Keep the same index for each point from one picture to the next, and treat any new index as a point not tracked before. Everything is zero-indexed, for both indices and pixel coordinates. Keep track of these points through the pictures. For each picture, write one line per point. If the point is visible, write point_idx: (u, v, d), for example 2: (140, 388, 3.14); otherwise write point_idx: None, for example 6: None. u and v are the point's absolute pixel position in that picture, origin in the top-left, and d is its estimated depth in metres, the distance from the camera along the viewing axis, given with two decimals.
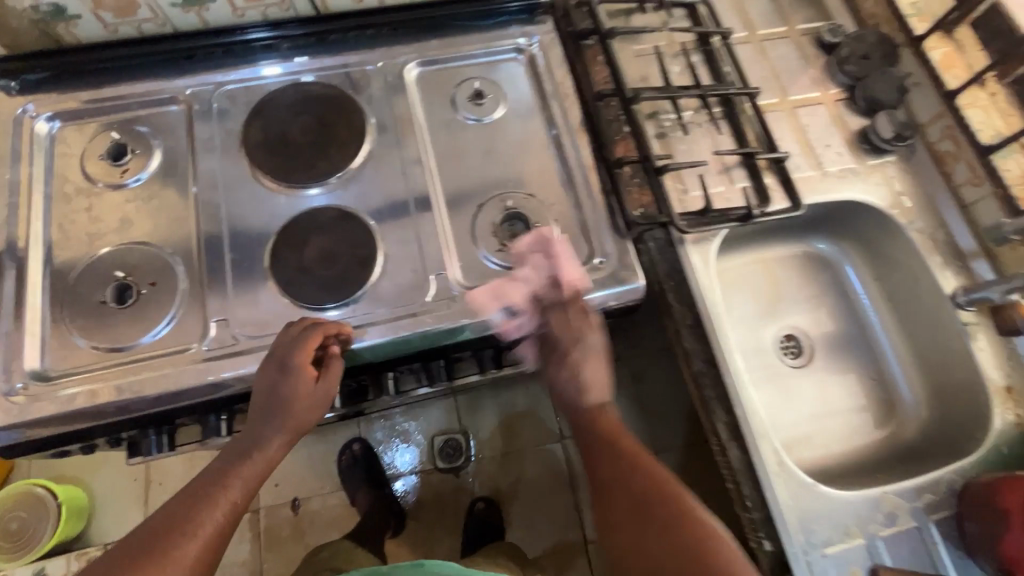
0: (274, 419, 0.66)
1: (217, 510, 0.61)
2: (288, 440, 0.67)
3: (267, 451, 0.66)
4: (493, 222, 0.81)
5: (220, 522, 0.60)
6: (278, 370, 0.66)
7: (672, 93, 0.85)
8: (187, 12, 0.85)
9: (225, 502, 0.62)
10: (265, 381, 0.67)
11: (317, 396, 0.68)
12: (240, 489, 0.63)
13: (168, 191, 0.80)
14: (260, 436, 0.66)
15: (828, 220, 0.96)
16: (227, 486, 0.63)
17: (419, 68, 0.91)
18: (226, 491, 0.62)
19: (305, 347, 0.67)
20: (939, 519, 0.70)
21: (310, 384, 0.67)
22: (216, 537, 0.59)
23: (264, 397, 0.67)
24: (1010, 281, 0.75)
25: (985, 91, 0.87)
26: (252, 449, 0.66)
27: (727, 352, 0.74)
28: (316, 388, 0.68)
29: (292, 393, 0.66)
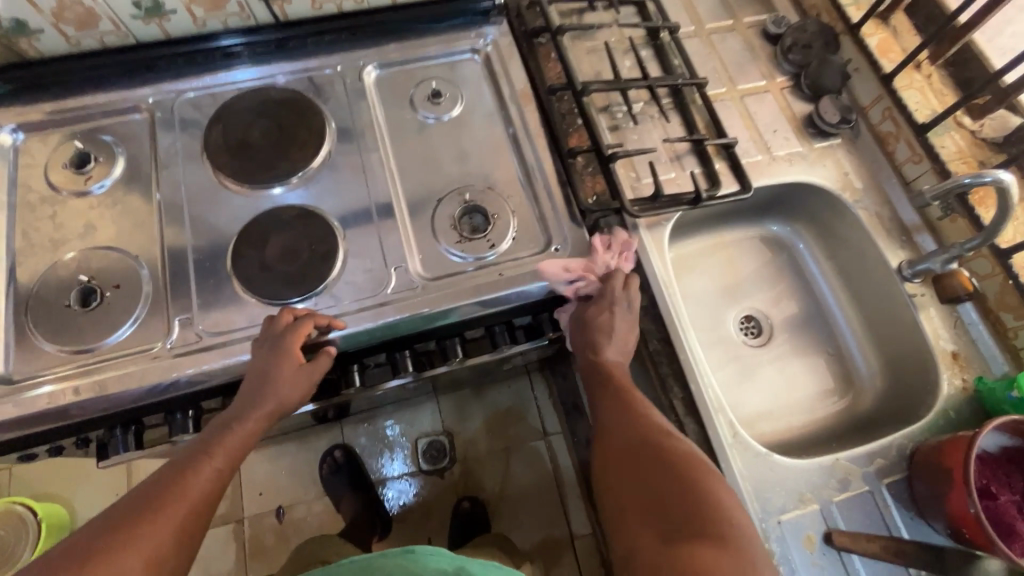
0: (259, 398, 0.69)
1: (200, 476, 0.64)
2: (269, 417, 0.70)
3: (246, 423, 0.69)
4: (452, 215, 0.83)
5: (204, 487, 0.64)
6: (267, 356, 0.70)
7: (621, 86, 0.88)
8: (148, 23, 0.86)
9: (207, 469, 0.65)
10: (257, 365, 0.70)
11: (301, 378, 0.70)
12: (223, 457, 0.66)
13: (131, 196, 0.82)
14: (243, 410, 0.69)
15: (780, 203, 0.99)
16: (209, 456, 0.66)
17: (378, 71, 0.94)
18: (208, 460, 0.65)
19: (293, 334, 0.70)
20: (890, 482, 0.73)
21: (296, 366, 0.70)
22: (199, 500, 0.63)
23: (252, 379, 0.70)
24: (948, 251, 0.80)
25: (921, 72, 0.92)
26: (232, 420, 0.69)
27: (681, 331, 0.77)
28: (300, 370, 0.70)
29: (275, 374, 0.69)
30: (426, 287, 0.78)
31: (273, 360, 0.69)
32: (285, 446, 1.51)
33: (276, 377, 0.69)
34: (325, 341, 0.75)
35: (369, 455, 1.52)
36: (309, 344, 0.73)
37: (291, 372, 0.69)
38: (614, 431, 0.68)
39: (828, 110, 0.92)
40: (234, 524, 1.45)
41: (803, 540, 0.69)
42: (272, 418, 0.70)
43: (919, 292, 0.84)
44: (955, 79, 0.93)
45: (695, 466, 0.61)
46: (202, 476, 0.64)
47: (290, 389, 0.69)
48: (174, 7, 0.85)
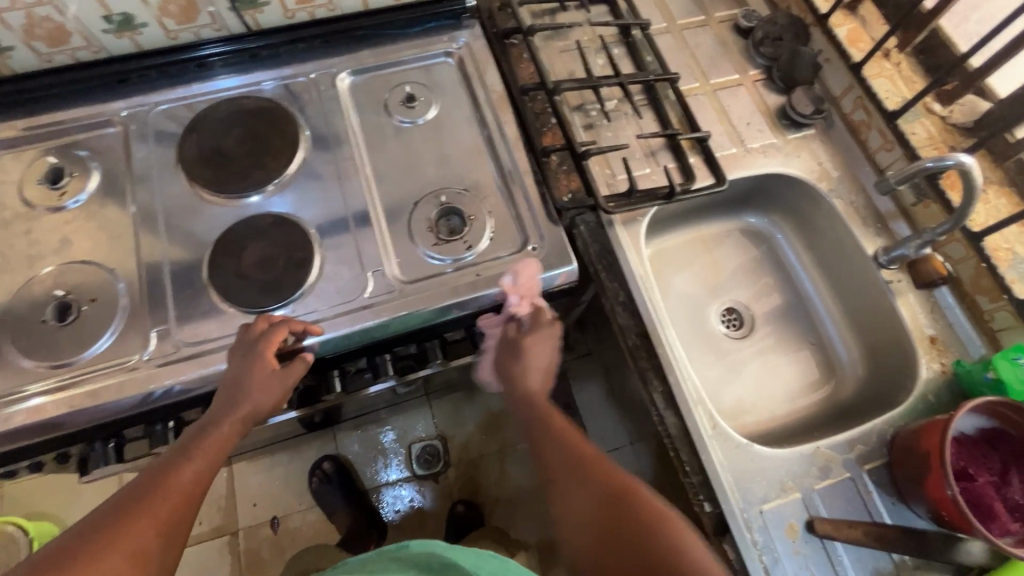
0: (232, 402, 0.69)
1: (180, 478, 0.65)
2: (245, 421, 0.70)
3: (222, 427, 0.69)
4: (429, 218, 0.83)
5: (186, 488, 0.65)
6: (240, 363, 0.70)
7: (593, 84, 0.89)
8: (120, 37, 0.86)
9: (186, 471, 0.66)
10: (230, 372, 0.70)
11: (274, 382, 0.70)
12: (202, 460, 0.67)
13: (107, 210, 0.82)
14: (221, 415, 0.69)
15: (756, 195, 1.00)
16: (187, 459, 0.67)
17: (352, 78, 0.94)
18: (187, 463, 0.66)
19: (266, 340, 0.70)
20: (871, 469, 0.73)
21: (268, 371, 0.69)
22: (182, 501, 0.64)
23: (226, 387, 0.70)
24: (921, 236, 0.80)
25: (889, 61, 0.93)
26: (209, 424, 0.69)
27: (658, 324, 0.78)
28: (273, 374, 0.70)
29: (249, 379, 0.69)
30: (403, 291, 0.78)
31: (246, 367, 0.69)
32: (277, 456, 1.50)
33: (250, 382, 0.69)
34: (301, 348, 0.75)
35: (362, 462, 1.50)
36: (285, 348, 0.74)
37: (263, 379, 0.69)
38: (573, 481, 0.68)
39: (801, 101, 0.93)
40: (228, 536, 1.44)
41: (785, 528, 0.69)
42: (248, 422, 0.70)
43: (896, 279, 0.84)
44: (924, 66, 0.94)
45: (655, 512, 0.62)
46: (182, 478, 0.65)
47: (264, 393, 0.69)
48: (145, 20, 0.85)
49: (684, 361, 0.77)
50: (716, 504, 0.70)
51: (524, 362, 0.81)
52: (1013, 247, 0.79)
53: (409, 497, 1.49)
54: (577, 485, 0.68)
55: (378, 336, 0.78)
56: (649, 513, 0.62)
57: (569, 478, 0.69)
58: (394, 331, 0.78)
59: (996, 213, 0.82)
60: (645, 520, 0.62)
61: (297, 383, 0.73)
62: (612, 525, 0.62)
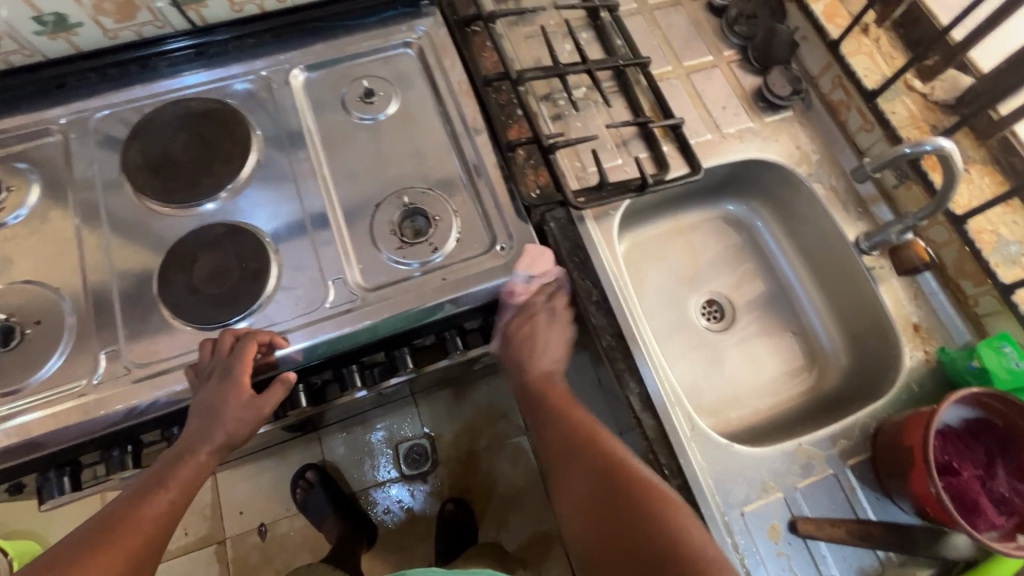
0: (205, 428, 0.66)
1: (152, 508, 0.62)
2: (220, 449, 0.68)
3: (199, 456, 0.66)
4: (391, 220, 0.79)
5: (161, 518, 0.62)
6: (212, 389, 0.66)
7: (559, 72, 0.84)
8: (54, 38, 0.80)
9: (158, 502, 0.63)
10: (201, 399, 0.66)
11: (249, 412, 0.67)
12: (177, 489, 0.64)
13: (50, 225, 0.78)
14: (197, 442, 0.66)
15: (733, 182, 0.96)
16: (162, 488, 0.64)
17: (306, 73, 0.89)
18: (160, 493, 0.63)
19: (242, 363, 0.67)
20: (855, 464, 0.71)
21: (244, 400, 0.67)
22: (157, 530, 0.62)
23: (198, 415, 0.66)
24: (903, 221, 0.77)
25: (868, 37, 0.90)
26: (184, 452, 0.66)
27: (632, 322, 0.76)
28: (250, 402, 0.68)
29: (223, 405, 0.66)
30: (366, 300, 0.75)
31: (220, 394, 0.66)
32: (260, 463, 1.47)
33: (224, 412, 0.66)
34: (264, 364, 0.71)
35: (349, 465, 1.48)
36: (256, 364, 0.70)
37: (237, 405, 0.66)
38: (575, 461, 0.67)
39: (778, 83, 0.89)
40: (215, 545, 1.41)
41: (768, 530, 0.67)
42: (223, 449, 0.68)
43: (879, 265, 0.81)
44: (905, 40, 0.90)
45: (661, 501, 0.60)
46: (154, 509, 0.62)
47: (241, 422, 0.67)
48: (81, 20, 0.79)
49: (660, 360, 0.75)
50: (696, 508, 0.67)
51: (521, 353, 0.77)
52: (997, 228, 0.77)
53: (399, 498, 1.47)
54: (580, 467, 0.66)
55: (353, 345, 0.75)
56: (654, 503, 0.60)
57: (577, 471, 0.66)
58: (360, 342, 0.75)
59: (979, 193, 0.79)
60: (650, 509, 0.59)
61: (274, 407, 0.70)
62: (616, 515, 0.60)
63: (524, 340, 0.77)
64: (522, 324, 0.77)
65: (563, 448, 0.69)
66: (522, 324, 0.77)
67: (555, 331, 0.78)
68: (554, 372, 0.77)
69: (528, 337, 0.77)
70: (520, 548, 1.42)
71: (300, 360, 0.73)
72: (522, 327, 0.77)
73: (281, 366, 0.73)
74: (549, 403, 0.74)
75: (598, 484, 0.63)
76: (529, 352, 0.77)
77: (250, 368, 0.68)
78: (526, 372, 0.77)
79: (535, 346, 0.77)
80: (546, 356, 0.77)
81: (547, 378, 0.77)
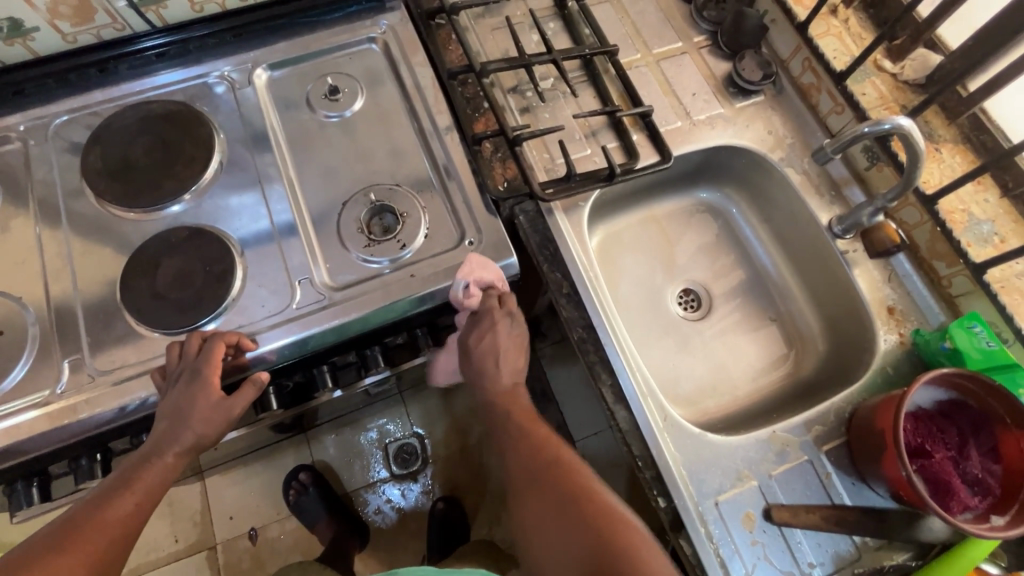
0: (172, 432, 0.64)
1: (117, 511, 0.60)
2: (190, 450, 0.65)
3: (167, 457, 0.64)
4: (358, 218, 0.78)
5: (126, 521, 0.60)
6: (180, 392, 0.64)
7: (524, 62, 0.83)
8: (11, 44, 0.79)
9: (124, 504, 0.60)
10: (170, 403, 0.64)
11: (218, 414, 0.65)
12: (143, 491, 0.62)
13: (12, 233, 0.77)
14: (165, 443, 0.64)
15: (706, 169, 0.95)
16: (128, 490, 0.61)
17: (270, 72, 0.88)
18: (126, 495, 0.61)
19: (210, 365, 0.65)
20: (830, 449, 0.71)
21: (213, 401, 0.65)
22: (122, 533, 0.59)
23: (164, 418, 0.64)
24: (873, 203, 0.77)
25: (837, 18, 0.89)
26: (151, 454, 0.64)
27: (603, 313, 0.76)
28: (219, 404, 0.66)
29: (190, 409, 0.64)
30: (333, 299, 0.74)
31: (189, 397, 0.63)
32: (248, 468, 1.45)
33: (190, 414, 0.64)
34: (235, 365, 0.70)
35: (339, 467, 1.46)
36: (225, 366, 0.69)
37: (207, 407, 0.64)
38: (538, 492, 0.66)
39: (748, 67, 0.88)
40: (206, 551, 1.39)
41: (742, 518, 0.67)
42: (193, 451, 0.66)
43: (852, 249, 0.81)
44: (874, 21, 0.89)
45: (628, 538, 0.59)
46: (119, 512, 0.60)
47: (210, 424, 0.65)
48: (36, 25, 0.78)
49: (632, 351, 0.75)
50: (670, 499, 0.67)
51: (482, 366, 0.76)
52: (969, 207, 0.77)
53: (390, 498, 1.46)
54: (545, 496, 0.65)
55: (325, 345, 0.74)
56: (620, 540, 0.58)
57: (534, 490, 0.66)
58: (331, 342, 0.74)
59: (950, 172, 0.79)
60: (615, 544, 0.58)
61: (245, 409, 0.68)
62: (583, 550, 0.59)
63: (487, 352, 0.76)
64: (482, 336, 0.76)
65: (522, 474, 0.69)
66: (482, 340, 0.76)
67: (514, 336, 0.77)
68: (518, 385, 0.78)
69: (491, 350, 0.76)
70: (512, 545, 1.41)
71: (275, 359, 0.72)
72: (479, 344, 0.76)
73: (254, 367, 0.71)
74: (502, 431, 0.75)
75: (562, 516, 0.62)
76: (495, 365, 0.76)
77: (220, 369, 0.66)
78: (488, 388, 0.76)
79: (497, 358, 0.76)
80: (509, 368, 0.77)
81: (511, 394, 0.77)
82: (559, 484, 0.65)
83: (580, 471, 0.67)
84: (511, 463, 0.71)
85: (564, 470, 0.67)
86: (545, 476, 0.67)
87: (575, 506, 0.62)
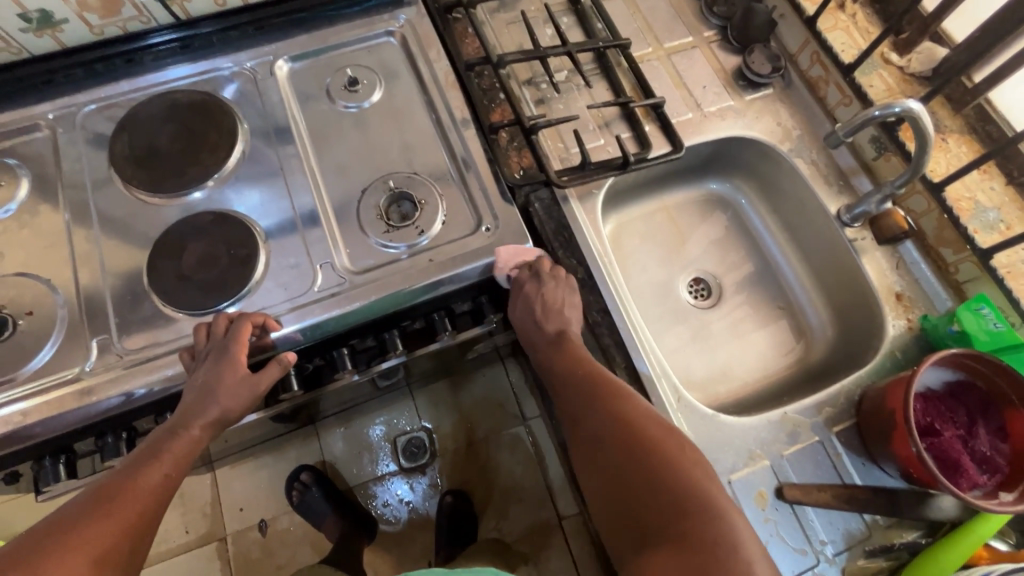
0: (200, 405, 0.65)
1: (148, 481, 0.61)
2: (214, 424, 0.67)
3: (192, 431, 0.65)
4: (378, 205, 0.80)
5: (156, 490, 0.61)
6: (207, 369, 0.66)
7: (539, 54, 0.85)
8: (41, 35, 0.82)
9: (154, 474, 0.61)
10: (199, 378, 0.66)
11: (244, 389, 0.67)
12: (172, 462, 0.63)
13: (40, 217, 0.79)
14: (190, 416, 0.65)
15: (716, 161, 0.97)
16: (158, 460, 0.62)
17: (290, 64, 0.90)
18: (156, 465, 0.62)
19: (237, 344, 0.67)
20: (841, 430, 0.72)
21: (240, 376, 0.67)
22: (153, 502, 0.60)
23: (192, 392, 0.66)
24: (881, 190, 0.79)
25: (844, 13, 0.92)
26: (178, 426, 0.65)
27: (618, 298, 0.78)
28: (245, 379, 0.67)
29: (218, 385, 0.65)
30: (354, 283, 0.75)
31: (216, 373, 0.65)
32: (259, 460, 1.46)
33: (219, 388, 0.65)
34: (261, 344, 0.72)
35: (349, 459, 1.47)
36: (250, 346, 0.71)
37: (234, 382, 0.66)
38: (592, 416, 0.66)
39: (757, 61, 0.90)
40: (216, 542, 1.40)
41: (755, 497, 0.68)
42: (217, 426, 0.67)
43: (861, 237, 0.83)
44: (880, 15, 0.92)
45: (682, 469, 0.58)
46: (150, 481, 0.61)
47: (236, 399, 0.67)
48: (66, 17, 0.81)
49: (646, 336, 0.77)
50: None
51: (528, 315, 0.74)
52: (975, 195, 0.79)
53: (400, 493, 1.46)
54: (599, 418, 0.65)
55: (345, 327, 0.76)
56: (673, 469, 0.58)
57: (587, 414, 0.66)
58: (352, 324, 0.76)
59: (956, 161, 0.82)
60: (668, 475, 0.58)
61: (268, 388, 0.70)
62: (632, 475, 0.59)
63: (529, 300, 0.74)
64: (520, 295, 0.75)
65: (575, 397, 0.68)
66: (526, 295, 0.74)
67: (555, 290, 0.74)
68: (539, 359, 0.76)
69: (530, 308, 0.73)
70: (520, 538, 1.41)
71: (298, 340, 0.74)
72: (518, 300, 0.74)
73: (278, 348, 0.73)
74: None
75: (614, 441, 0.63)
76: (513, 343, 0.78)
77: (246, 349, 0.68)
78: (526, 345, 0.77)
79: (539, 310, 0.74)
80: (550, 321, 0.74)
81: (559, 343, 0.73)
82: (609, 415, 0.65)
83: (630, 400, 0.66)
84: (562, 386, 0.71)
85: (614, 400, 0.66)
86: (595, 405, 0.66)
87: (626, 440, 0.62)
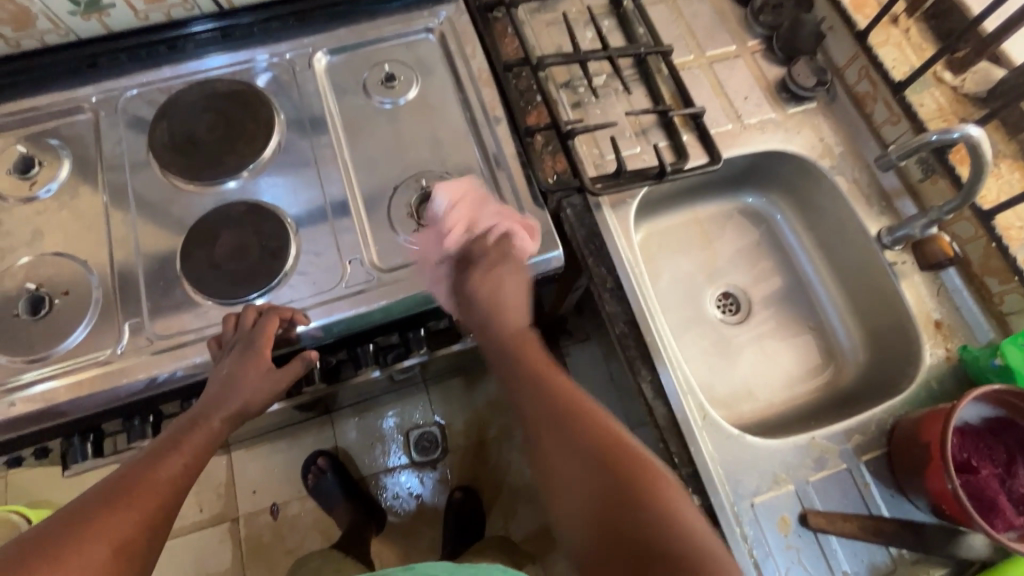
0: (221, 399, 0.66)
1: (167, 471, 0.61)
2: (235, 416, 0.67)
3: (213, 422, 0.66)
4: (409, 203, 0.79)
5: (176, 481, 0.61)
6: (234, 361, 0.67)
7: (579, 58, 0.84)
8: (88, 19, 0.83)
9: (174, 464, 0.62)
10: (223, 370, 0.67)
11: (267, 383, 0.68)
12: (192, 453, 0.64)
13: (79, 198, 0.80)
14: (212, 407, 0.66)
15: (752, 173, 0.95)
16: (179, 451, 0.63)
17: (329, 57, 0.90)
18: (176, 456, 0.62)
19: (264, 338, 0.67)
20: (870, 459, 0.70)
21: (264, 370, 0.67)
22: (172, 491, 0.60)
23: (217, 383, 0.67)
24: (926, 215, 0.76)
25: (897, 28, 0.89)
26: (199, 417, 0.66)
27: (647, 310, 0.76)
28: (269, 374, 0.68)
29: (243, 377, 0.66)
30: (381, 280, 0.75)
31: (242, 365, 0.66)
32: (273, 444, 1.48)
33: (243, 382, 0.66)
34: (289, 337, 0.72)
35: (361, 449, 1.48)
36: (277, 339, 0.71)
37: (256, 376, 0.67)
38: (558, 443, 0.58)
39: (802, 73, 0.87)
40: (229, 523, 1.42)
41: (777, 522, 0.67)
42: (237, 418, 0.68)
43: (901, 260, 0.80)
44: (935, 32, 0.89)
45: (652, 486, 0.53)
46: (170, 472, 0.61)
47: (259, 393, 0.67)
48: (113, 2, 0.82)
49: (674, 349, 0.75)
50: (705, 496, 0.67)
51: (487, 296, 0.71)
52: None
53: (409, 485, 1.47)
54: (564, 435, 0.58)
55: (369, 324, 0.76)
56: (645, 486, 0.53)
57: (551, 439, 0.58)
58: (376, 322, 0.76)
59: (1009, 187, 0.78)
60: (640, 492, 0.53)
61: (292, 382, 0.70)
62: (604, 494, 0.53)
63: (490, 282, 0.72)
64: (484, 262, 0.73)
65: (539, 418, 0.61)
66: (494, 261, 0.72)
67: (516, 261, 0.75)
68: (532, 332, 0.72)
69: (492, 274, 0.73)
70: (526, 540, 1.41)
71: (321, 336, 0.74)
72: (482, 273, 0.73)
73: (302, 342, 0.74)
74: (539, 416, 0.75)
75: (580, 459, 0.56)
76: None
77: (271, 341, 0.69)
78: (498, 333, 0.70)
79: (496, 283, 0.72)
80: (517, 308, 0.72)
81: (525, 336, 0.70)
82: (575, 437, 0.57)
83: (603, 418, 0.60)
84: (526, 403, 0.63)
85: (591, 419, 0.59)
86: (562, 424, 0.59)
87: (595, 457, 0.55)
